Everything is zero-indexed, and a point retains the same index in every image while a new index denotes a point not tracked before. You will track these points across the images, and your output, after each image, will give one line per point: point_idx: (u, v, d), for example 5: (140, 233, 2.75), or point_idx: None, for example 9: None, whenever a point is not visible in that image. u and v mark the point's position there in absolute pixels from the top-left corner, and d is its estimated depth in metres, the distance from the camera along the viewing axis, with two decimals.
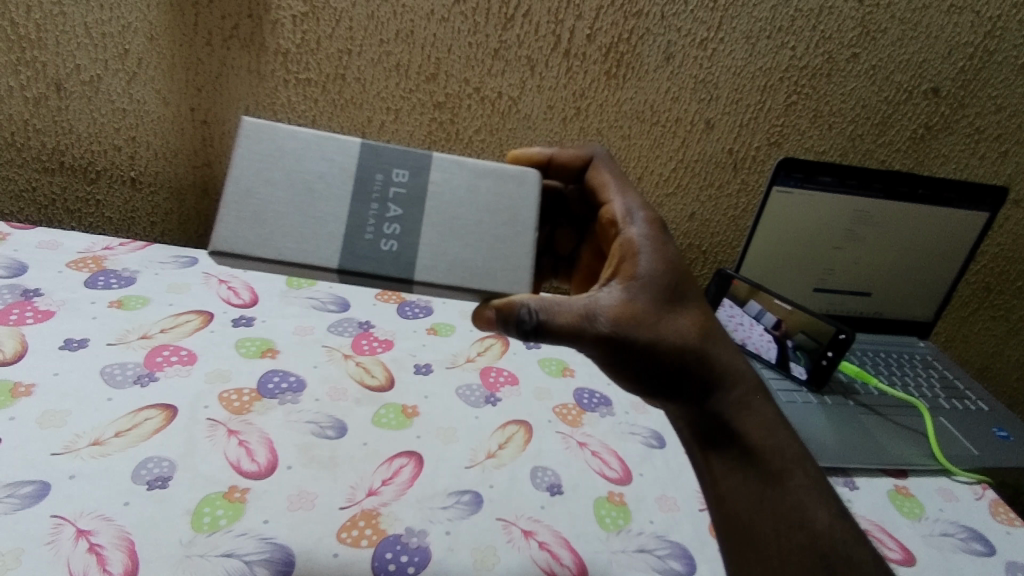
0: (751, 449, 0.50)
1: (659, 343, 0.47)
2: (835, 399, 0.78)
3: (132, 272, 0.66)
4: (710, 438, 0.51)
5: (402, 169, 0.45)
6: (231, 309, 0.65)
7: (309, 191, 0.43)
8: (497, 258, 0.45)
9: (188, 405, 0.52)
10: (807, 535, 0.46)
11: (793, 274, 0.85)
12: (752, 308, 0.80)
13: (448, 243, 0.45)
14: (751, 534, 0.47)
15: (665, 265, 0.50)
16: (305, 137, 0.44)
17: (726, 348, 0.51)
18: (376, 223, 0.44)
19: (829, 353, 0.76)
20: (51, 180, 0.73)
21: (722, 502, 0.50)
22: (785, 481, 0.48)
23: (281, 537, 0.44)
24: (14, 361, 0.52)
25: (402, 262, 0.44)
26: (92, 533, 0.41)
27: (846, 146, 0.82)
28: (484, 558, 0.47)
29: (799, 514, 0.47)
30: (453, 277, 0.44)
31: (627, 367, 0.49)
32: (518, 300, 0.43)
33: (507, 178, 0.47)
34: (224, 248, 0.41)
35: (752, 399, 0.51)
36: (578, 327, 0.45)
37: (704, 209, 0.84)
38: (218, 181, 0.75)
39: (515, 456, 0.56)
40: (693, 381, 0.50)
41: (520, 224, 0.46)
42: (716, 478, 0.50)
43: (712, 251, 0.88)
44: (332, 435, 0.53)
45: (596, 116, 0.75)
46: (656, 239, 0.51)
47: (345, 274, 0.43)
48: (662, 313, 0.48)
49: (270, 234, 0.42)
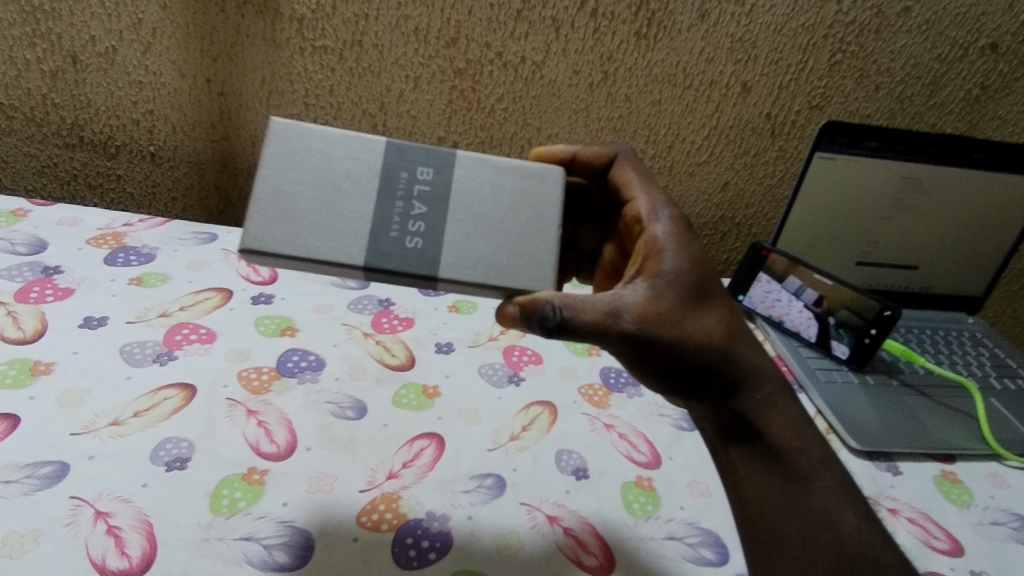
0: (776, 450, 0.47)
1: (685, 341, 0.44)
2: (878, 379, 0.74)
3: (152, 249, 0.65)
4: (737, 437, 0.48)
5: (427, 166, 0.44)
6: (250, 287, 0.64)
7: (333, 191, 0.41)
8: (521, 256, 0.43)
9: (207, 385, 0.51)
10: (834, 539, 0.43)
11: (833, 248, 0.80)
12: (792, 285, 0.76)
13: (472, 240, 0.42)
14: (775, 537, 0.44)
15: (691, 263, 0.47)
16: (331, 136, 0.43)
17: (751, 345, 0.49)
18: (401, 221, 0.42)
19: (872, 331, 0.71)
20: (72, 156, 0.73)
21: (746, 502, 0.47)
22: (811, 483, 0.46)
23: (299, 520, 0.43)
24: (34, 340, 0.51)
25: (427, 260, 0.41)
26: (110, 516, 0.40)
27: (895, 107, 0.76)
28: (506, 544, 0.45)
29: (824, 516, 0.44)
30: (478, 275, 0.42)
31: (651, 366, 0.46)
32: (541, 297, 0.41)
33: (530, 176, 0.45)
34: (252, 246, 0.39)
35: (778, 399, 0.48)
36: (603, 325, 0.42)
37: (738, 178, 0.79)
38: (236, 155, 0.74)
39: (540, 438, 0.54)
40: (719, 380, 0.47)
41: (543, 221, 0.44)
42: (740, 478, 0.47)
43: (746, 223, 0.83)
44: (351, 415, 0.52)
45: (625, 81, 0.70)
46: (681, 236, 0.48)
47: (370, 272, 0.41)
48: (687, 310, 0.45)
49: (294, 230, 0.40)
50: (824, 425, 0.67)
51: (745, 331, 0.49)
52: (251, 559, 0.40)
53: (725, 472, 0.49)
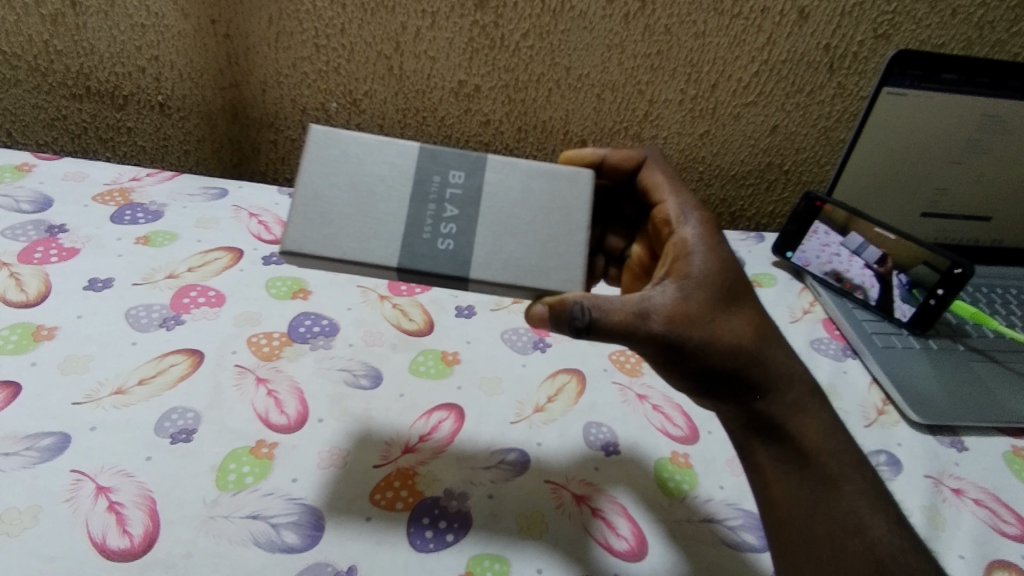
0: (806, 454, 0.42)
1: (715, 343, 0.41)
2: (943, 343, 0.66)
3: (160, 205, 0.62)
4: (764, 442, 0.44)
5: (458, 170, 0.41)
6: (261, 246, 0.60)
7: (369, 194, 0.40)
8: (552, 256, 0.40)
9: (215, 350, 0.49)
10: (863, 545, 0.39)
11: (896, 199, 0.71)
12: (852, 242, 0.68)
13: (502, 241, 0.40)
14: (825, 527, 0.40)
15: (722, 264, 0.44)
16: (367, 142, 0.41)
17: (784, 350, 0.44)
18: (433, 223, 0.40)
19: (938, 291, 0.63)
20: (80, 107, 0.69)
21: (772, 503, 0.42)
22: (841, 485, 0.41)
23: (309, 497, 0.41)
24: (37, 303, 0.49)
25: (459, 262, 0.39)
26: (111, 491, 0.38)
27: (973, 35, 0.66)
28: (530, 525, 0.42)
29: (852, 520, 0.40)
30: (508, 276, 0.39)
31: (677, 372, 0.42)
32: (571, 296, 0.38)
33: (559, 177, 0.42)
34: (293, 249, 0.38)
35: (808, 403, 0.44)
36: (634, 326, 0.39)
37: (789, 119, 0.71)
38: (246, 104, 0.69)
39: (567, 411, 0.50)
40: (751, 386, 0.43)
41: (575, 221, 0.41)
42: (767, 480, 0.43)
43: (796, 170, 0.75)
44: (366, 384, 0.49)
45: (664, 10, 0.62)
46: (711, 237, 0.45)
47: (404, 274, 0.39)
48: (717, 310, 0.42)
49: (330, 233, 0.38)
50: (880, 395, 0.61)
51: (778, 337, 0.45)
52: (258, 539, 0.38)
53: (751, 474, 0.44)
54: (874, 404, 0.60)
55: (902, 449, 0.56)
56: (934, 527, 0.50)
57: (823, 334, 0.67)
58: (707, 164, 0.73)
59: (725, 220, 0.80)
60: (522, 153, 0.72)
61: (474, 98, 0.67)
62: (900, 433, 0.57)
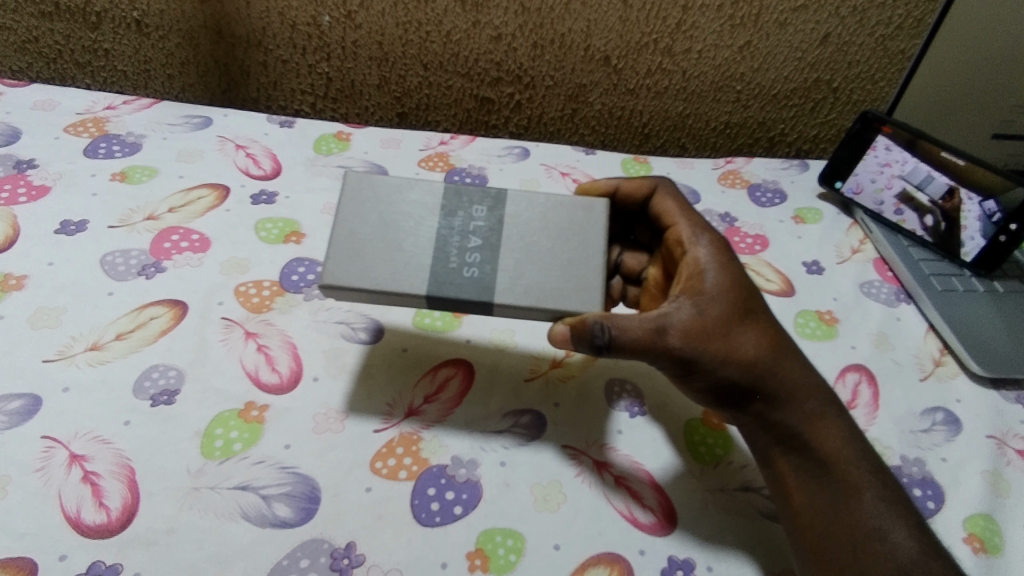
0: (827, 458, 0.37)
1: (733, 357, 0.37)
2: (1012, 287, 0.57)
3: (137, 137, 0.55)
4: (786, 450, 0.38)
5: (480, 205, 0.39)
6: (250, 182, 0.53)
7: (395, 228, 0.37)
8: (571, 279, 0.37)
9: (200, 301, 0.44)
10: (888, 551, 0.34)
11: (964, 118, 0.61)
12: (917, 173, 0.58)
13: (523, 267, 0.37)
14: (862, 526, 0.35)
15: (739, 283, 0.39)
16: (396, 178, 0.39)
17: (803, 361, 0.39)
18: (458, 253, 0.37)
19: (1011, 226, 0.54)
20: (51, 27, 0.62)
21: (796, 505, 0.37)
22: (875, 483, 0.36)
23: (304, 467, 0.37)
24: (5, 249, 0.45)
25: (482, 288, 0.36)
26: (86, 460, 0.36)
27: None
28: (545, 496, 0.38)
29: (893, 515, 0.35)
30: (530, 299, 0.36)
31: (692, 386, 0.38)
32: (590, 316, 0.35)
33: (575, 208, 0.39)
34: (337, 283, 0.35)
35: (831, 407, 0.38)
36: (655, 346, 0.35)
37: (844, 26, 0.60)
38: (230, 18, 0.60)
39: (588, 366, 0.45)
40: (775, 398, 0.38)
41: (592, 246, 0.38)
42: (794, 479, 0.37)
43: (846, 88, 0.65)
44: (365, 338, 0.44)
45: None
46: (726, 254, 0.40)
47: (433, 301, 0.36)
48: (734, 325, 0.37)
49: (364, 265, 0.36)
50: (938, 343, 0.53)
51: (797, 349, 0.40)
52: (248, 513, 0.35)
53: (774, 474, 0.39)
54: (931, 353, 0.52)
55: (962, 406, 0.49)
56: (993, 498, 0.44)
57: (874, 276, 0.58)
58: (746, 82, 0.64)
59: (762, 145, 0.70)
60: (538, 73, 0.63)
61: (483, 8, 0.58)
62: (959, 387, 0.50)
